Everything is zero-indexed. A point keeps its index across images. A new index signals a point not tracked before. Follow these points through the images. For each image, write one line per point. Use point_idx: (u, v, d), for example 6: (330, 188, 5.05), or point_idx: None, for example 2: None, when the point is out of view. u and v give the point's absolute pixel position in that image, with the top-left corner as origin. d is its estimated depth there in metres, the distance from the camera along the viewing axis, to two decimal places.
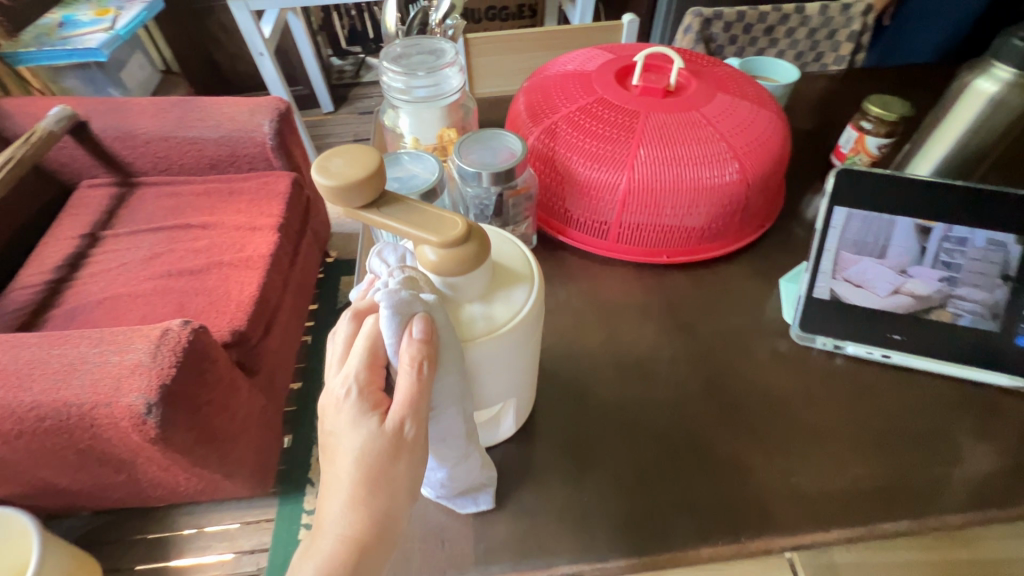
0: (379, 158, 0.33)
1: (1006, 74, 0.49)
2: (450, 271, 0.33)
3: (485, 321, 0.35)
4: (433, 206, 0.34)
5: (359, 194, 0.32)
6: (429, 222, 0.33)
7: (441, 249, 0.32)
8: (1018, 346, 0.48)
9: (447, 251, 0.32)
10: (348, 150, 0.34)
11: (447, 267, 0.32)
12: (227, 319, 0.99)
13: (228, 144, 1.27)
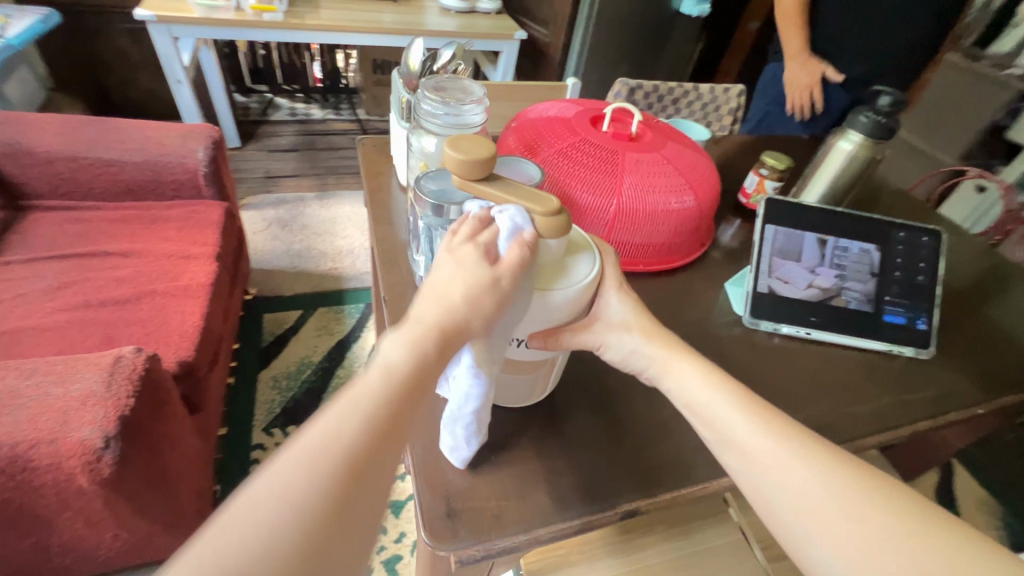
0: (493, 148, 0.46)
1: (857, 138, 0.73)
2: (547, 233, 0.44)
3: (558, 277, 0.46)
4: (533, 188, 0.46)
5: (477, 168, 0.45)
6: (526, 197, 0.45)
7: (544, 215, 0.43)
8: (886, 322, 0.68)
9: (549, 218, 0.44)
10: (469, 139, 0.46)
11: (541, 230, 0.44)
12: (172, 350, 0.91)
13: (152, 169, 1.18)
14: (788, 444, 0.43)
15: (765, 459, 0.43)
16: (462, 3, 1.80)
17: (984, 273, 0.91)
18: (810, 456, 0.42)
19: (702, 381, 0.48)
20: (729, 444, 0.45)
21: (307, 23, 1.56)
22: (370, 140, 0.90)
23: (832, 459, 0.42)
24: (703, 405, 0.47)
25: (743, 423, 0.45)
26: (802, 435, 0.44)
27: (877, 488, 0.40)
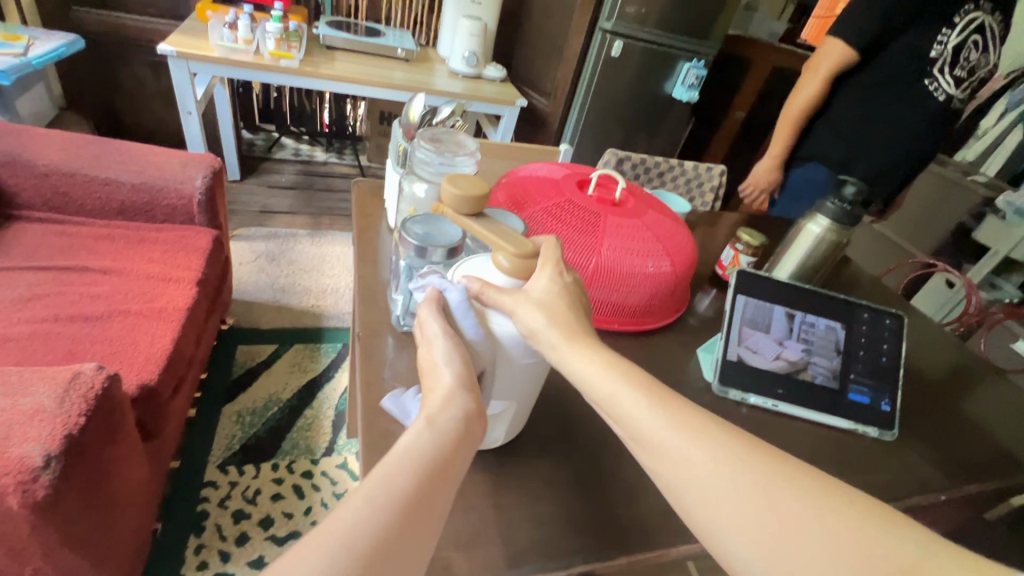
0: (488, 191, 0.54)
1: (824, 222, 0.77)
2: (518, 273, 0.49)
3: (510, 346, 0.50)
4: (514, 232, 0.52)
5: (470, 205, 0.54)
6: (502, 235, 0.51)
7: (515, 257, 0.49)
8: (851, 399, 0.70)
9: (520, 259, 0.49)
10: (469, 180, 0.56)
11: (511, 269, 0.49)
12: (135, 372, 0.88)
13: (147, 191, 1.19)
14: (752, 473, 0.39)
15: (730, 499, 0.38)
16: (469, 69, 1.92)
17: (947, 361, 0.94)
18: (777, 479, 0.39)
19: (650, 407, 0.43)
20: (689, 484, 0.40)
21: (321, 72, 1.64)
22: (365, 183, 0.93)
23: (795, 479, 0.39)
24: (658, 438, 0.42)
25: (697, 454, 0.40)
26: (759, 456, 0.40)
27: (845, 502, 0.38)
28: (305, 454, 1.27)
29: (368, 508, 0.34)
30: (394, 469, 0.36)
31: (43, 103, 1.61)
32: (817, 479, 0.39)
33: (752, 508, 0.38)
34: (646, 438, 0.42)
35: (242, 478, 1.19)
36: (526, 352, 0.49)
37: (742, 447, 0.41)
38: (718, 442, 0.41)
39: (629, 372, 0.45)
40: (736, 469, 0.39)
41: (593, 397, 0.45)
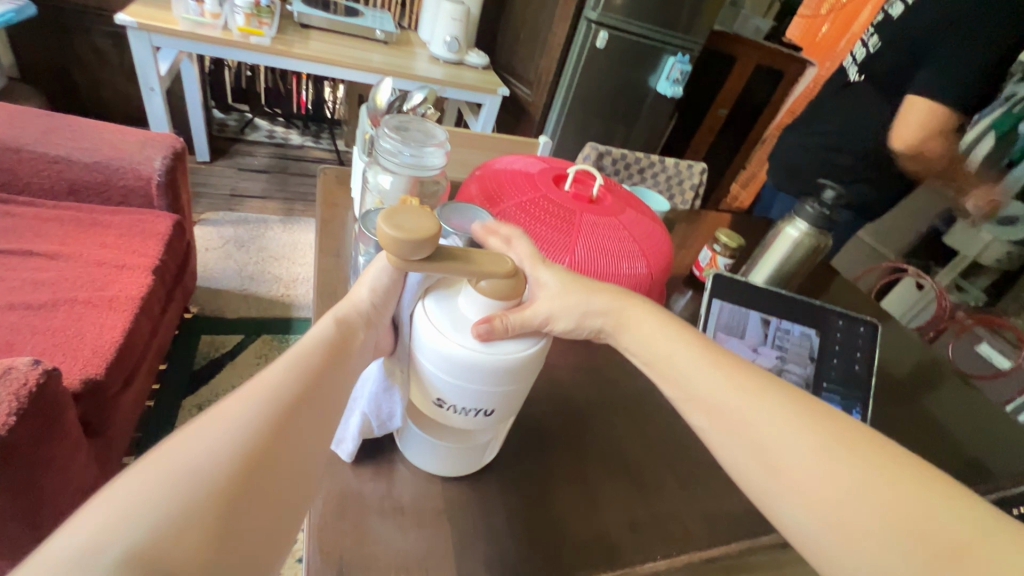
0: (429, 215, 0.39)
1: (802, 227, 0.76)
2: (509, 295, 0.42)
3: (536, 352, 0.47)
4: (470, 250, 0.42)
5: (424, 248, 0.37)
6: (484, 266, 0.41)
7: (502, 279, 0.41)
8: (822, 407, 0.69)
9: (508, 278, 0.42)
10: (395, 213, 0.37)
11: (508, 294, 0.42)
12: (79, 366, 0.83)
13: (101, 171, 1.12)
14: (830, 443, 0.39)
15: (807, 466, 0.38)
16: (450, 54, 1.87)
17: (917, 367, 0.95)
18: (850, 449, 0.38)
19: (717, 380, 0.44)
20: (768, 452, 0.40)
21: (294, 51, 1.57)
22: (332, 171, 0.89)
23: (872, 452, 0.38)
24: (737, 409, 0.42)
25: (768, 423, 0.41)
26: (832, 426, 0.40)
27: (921, 479, 0.36)
28: None
29: (259, 402, 0.34)
30: (276, 377, 0.37)
31: None
32: (898, 459, 0.38)
33: (822, 472, 0.38)
34: (720, 412, 0.43)
35: None
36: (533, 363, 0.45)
37: (819, 421, 0.41)
38: (789, 412, 0.41)
39: (702, 354, 0.47)
40: (814, 442, 0.39)
41: (670, 375, 0.47)
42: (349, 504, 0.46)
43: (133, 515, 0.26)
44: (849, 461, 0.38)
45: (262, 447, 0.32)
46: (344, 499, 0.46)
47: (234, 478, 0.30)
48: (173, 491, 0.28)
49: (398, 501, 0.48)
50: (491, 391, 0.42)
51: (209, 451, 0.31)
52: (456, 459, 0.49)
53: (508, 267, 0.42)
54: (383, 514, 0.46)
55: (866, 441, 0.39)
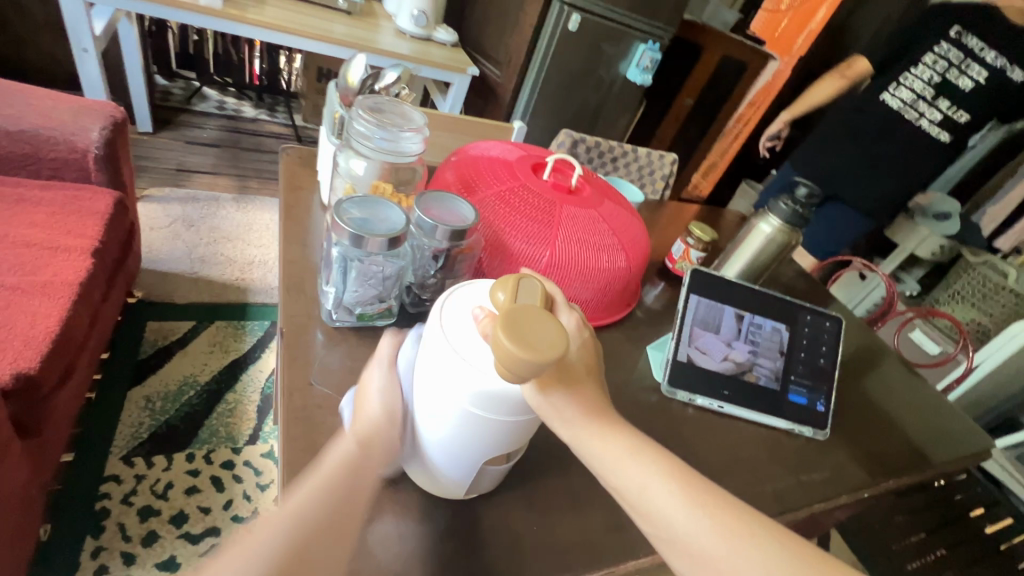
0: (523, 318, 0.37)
1: (774, 223, 0.77)
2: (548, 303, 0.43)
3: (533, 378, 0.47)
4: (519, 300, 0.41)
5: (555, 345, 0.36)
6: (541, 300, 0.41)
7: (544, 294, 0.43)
8: (790, 400, 0.71)
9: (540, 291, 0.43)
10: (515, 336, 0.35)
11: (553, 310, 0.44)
12: (10, 359, 0.75)
13: (28, 141, 1.01)
14: (718, 525, 0.38)
15: (699, 547, 0.37)
16: (418, 29, 1.79)
17: (869, 357, 1.00)
18: (732, 533, 0.38)
19: (609, 451, 0.41)
20: (655, 529, 0.39)
21: (248, 16, 1.46)
22: (296, 151, 0.83)
23: (754, 531, 0.38)
24: (635, 488, 0.40)
25: (663, 504, 0.39)
26: (720, 502, 0.39)
27: (802, 561, 0.37)
28: (226, 442, 1.17)
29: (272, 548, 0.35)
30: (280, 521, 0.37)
31: None
32: (776, 535, 0.38)
33: (707, 557, 0.37)
34: (620, 487, 0.40)
35: (150, 470, 1.08)
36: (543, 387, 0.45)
37: (711, 494, 0.40)
38: (678, 486, 0.39)
39: (596, 420, 0.41)
40: (707, 522, 0.38)
41: (567, 442, 0.41)
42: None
43: None
44: (737, 547, 0.37)
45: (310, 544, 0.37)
46: None
47: None
48: None
49: None
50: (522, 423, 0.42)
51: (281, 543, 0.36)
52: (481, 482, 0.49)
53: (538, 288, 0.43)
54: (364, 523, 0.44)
55: (746, 520, 0.39)
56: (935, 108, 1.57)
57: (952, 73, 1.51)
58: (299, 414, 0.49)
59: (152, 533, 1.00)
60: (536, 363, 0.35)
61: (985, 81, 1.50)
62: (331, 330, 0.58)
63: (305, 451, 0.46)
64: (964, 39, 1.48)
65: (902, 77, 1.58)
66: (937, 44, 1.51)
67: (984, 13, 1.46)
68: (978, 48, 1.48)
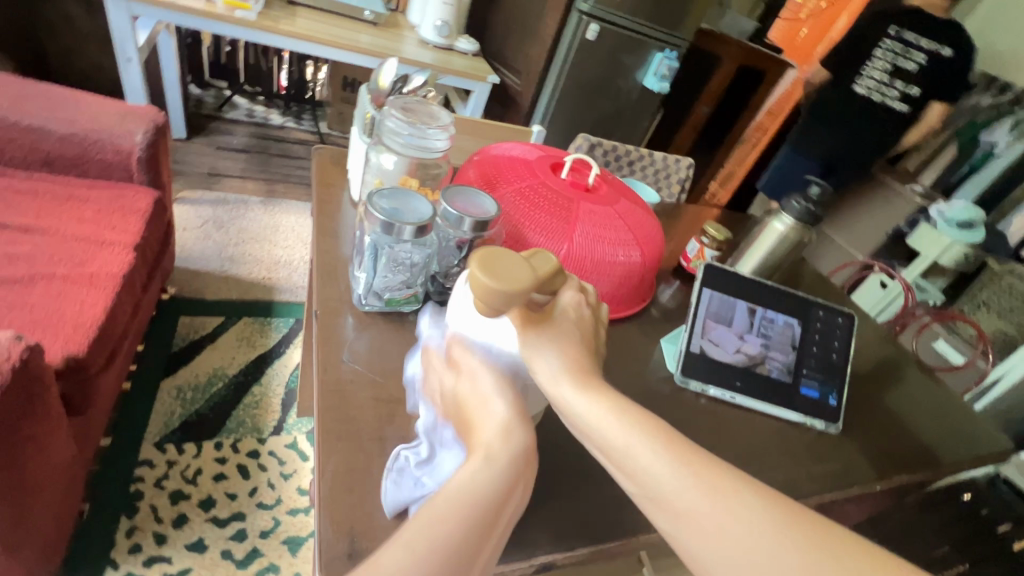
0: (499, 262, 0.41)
1: (787, 221, 0.79)
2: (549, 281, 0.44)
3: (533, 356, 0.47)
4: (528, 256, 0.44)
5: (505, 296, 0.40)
6: (548, 269, 0.44)
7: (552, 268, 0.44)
8: (802, 393, 0.73)
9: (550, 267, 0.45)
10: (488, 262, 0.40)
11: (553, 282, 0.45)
12: (61, 342, 0.81)
13: (78, 143, 1.08)
14: (704, 486, 0.37)
15: (684, 505, 0.37)
16: (440, 39, 1.85)
17: (885, 359, 1.00)
18: (718, 491, 0.37)
19: (593, 408, 0.41)
20: (640, 488, 0.39)
21: (280, 27, 1.53)
22: (327, 151, 0.88)
23: (742, 493, 0.37)
24: (618, 445, 0.39)
25: (646, 463, 0.39)
26: (708, 465, 0.39)
27: (794, 523, 0.36)
28: (251, 433, 1.21)
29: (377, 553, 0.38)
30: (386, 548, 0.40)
31: None
32: (766, 497, 0.37)
33: (692, 515, 0.37)
34: (601, 444, 0.40)
35: (181, 457, 1.13)
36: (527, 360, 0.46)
37: (697, 459, 0.39)
38: (664, 447, 0.39)
39: (576, 377, 0.42)
40: (693, 482, 0.38)
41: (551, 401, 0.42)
42: (362, 479, 0.46)
43: None
44: (723, 509, 0.36)
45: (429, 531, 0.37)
46: (356, 474, 0.46)
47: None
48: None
49: None
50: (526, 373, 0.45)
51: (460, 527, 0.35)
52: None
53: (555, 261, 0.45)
54: None
55: (737, 482, 0.38)
56: (894, 89, 1.88)
57: (900, 61, 1.83)
58: (333, 389, 0.52)
59: (182, 515, 1.04)
60: (494, 290, 0.39)
61: (927, 63, 1.80)
62: (361, 315, 0.62)
63: (339, 421, 0.49)
64: (903, 35, 1.80)
65: (863, 70, 1.91)
66: (882, 41, 1.84)
67: (915, 14, 1.77)
68: (916, 40, 1.78)
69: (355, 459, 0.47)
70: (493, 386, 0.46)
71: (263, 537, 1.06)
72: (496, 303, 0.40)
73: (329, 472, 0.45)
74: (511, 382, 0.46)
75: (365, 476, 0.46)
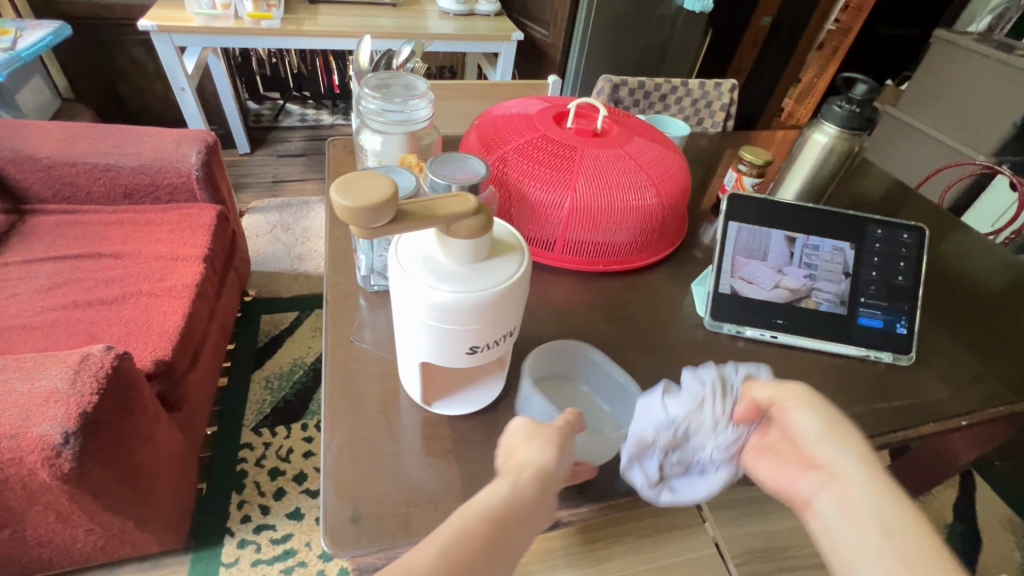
0: (381, 186, 0.35)
1: (831, 130, 0.69)
2: (460, 234, 0.40)
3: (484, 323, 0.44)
4: (433, 199, 0.40)
5: (371, 216, 0.35)
6: (449, 211, 0.39)
7: (464, 218, 0.40)
8: (861, 324, 0.64)
9: (466, 219, 0.40)
10: (358, 178, 0.36)
11: (464, 233, 0.40)
12: (149, 349, 0.93)
13: (147, 173, 1.20)
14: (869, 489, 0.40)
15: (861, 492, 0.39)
16: (460, 6, 1.81)
17: (991, 274, 0.85)
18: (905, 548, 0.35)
19: (823, 435, 0.42)
20: (822, 498, 0.40)
21: (304, 29, 1.58)
22: (341, 141, 0.91)
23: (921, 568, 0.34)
24: (832, 470, 0.41)
25: (838, 493, 0.40)
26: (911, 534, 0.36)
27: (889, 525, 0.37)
28: None
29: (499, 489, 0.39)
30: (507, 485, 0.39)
31: (46, 96, 1.57)
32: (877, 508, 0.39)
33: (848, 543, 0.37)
34: (812, 461, 0.42)
35: (274, 438, 1.26)
36: (464, 327, 0.43)
37: (904, 524, 0.36)
38: (869, 491, 0.38)
39: (832, 419, 0.42)
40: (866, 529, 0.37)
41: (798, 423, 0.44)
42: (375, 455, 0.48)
43: None
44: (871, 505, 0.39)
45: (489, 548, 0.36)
46: (359, 445, 0.48)
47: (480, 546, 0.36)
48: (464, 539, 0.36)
49: (410, 444, 0.49)
50: (470, 329, 0.44)
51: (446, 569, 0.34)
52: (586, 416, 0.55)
53: (471, 203, 0.40)
54: (394, 456, 0.48)
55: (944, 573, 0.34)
56: None
57: None
58: (341, 367, 0.55)
59: (280, 489, 1.18)
60: (350, 211, 0.35)
61: None
62: (370, 295, 0.64)
63: (345, 397, 0.52)
64: None
65: None
66: None
67: None
68: None
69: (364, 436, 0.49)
70: (436, 344, 0.45)
71: None
72: (364, 225, 0.36)
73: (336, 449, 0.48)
74: (454, 340, 0.45)
75: (379, 454, 0.48)
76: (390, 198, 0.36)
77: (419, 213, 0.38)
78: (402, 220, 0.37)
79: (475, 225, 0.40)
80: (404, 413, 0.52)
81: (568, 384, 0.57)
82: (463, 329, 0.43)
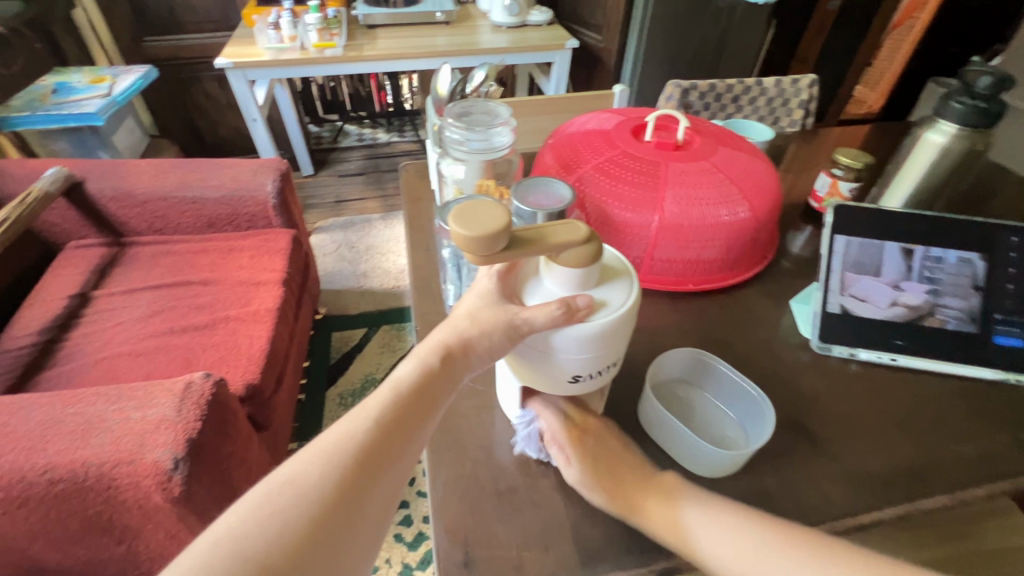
0: (499, 215, 0.36)
1: (950, 128, 0.62)
2: (572, 263, 0.40)
3: (594, 351, 0.42)
4: (548, 225, 0.40)
5: (488, 244, 0.36)
6: (560, 240, 0.38)
7: (574, 247, 0.39)
8: (996, 344, 0.57)
9: (578, 248, 0.39)
10: (475, 206, 0.37)
11: (574, 260, 0.40)
12: (241, 373, 0.98)
13: (229, 203, 1.27)
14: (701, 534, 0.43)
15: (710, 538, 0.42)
16: (512, 19, 1.81)
17: None
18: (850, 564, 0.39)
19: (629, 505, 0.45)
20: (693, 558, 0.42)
21: (364, 54, 1.63)
22: (413, 166, 0.92)
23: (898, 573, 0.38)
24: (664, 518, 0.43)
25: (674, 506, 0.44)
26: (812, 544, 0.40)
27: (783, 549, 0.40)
28: None
29: (381, 394, 0.41)
30: (385, 389, 0.41)
31: (136, 135, 1.70)
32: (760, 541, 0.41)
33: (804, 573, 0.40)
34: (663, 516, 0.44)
35: None
36: (572, 354, 0.42)
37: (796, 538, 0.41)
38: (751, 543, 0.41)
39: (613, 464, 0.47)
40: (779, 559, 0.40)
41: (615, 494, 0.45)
42: (423, 409, 0.41)
43: (254, 537, 0.33)
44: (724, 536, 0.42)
45: (365, 464, 0.37)
46: (464, 483, 0.48)
47: (359, 454, 0.37)
48: (344, 451, 0.37)
49: (514, 481, 0.48)
50: (578, 359, 0.42)
51: (264, 542, 0.32)
52: (710, 426, 0.52)
53: (583, 230, 0.39)
54: (499, 495, 0.47)
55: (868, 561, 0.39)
56: None
57: None
58: None
59: None
60: (466, 239, 0.35)
61: None
62: None
63: (445, 432, 0.52)
64: None
65: None
66: None
67: None
68: None
69: (434, 377, 0.42)
70: (540, 370, 0.44)
71: (426, 522, 1.17)
72: (480, 253, 0.36)
73: (422, 356, 0.43)
74: (559, 368, 0.43)
75: (431, 409, 0.41)
76: (506, 225, 0.36)
77: (532, 241, 0.38)
78: (515, 247, 0.37)
79: (585, 252, 0.39)
80: (506, 448, 0.51)
81: (691, 391, 0.55)
82: (570, 358, 0.42)
